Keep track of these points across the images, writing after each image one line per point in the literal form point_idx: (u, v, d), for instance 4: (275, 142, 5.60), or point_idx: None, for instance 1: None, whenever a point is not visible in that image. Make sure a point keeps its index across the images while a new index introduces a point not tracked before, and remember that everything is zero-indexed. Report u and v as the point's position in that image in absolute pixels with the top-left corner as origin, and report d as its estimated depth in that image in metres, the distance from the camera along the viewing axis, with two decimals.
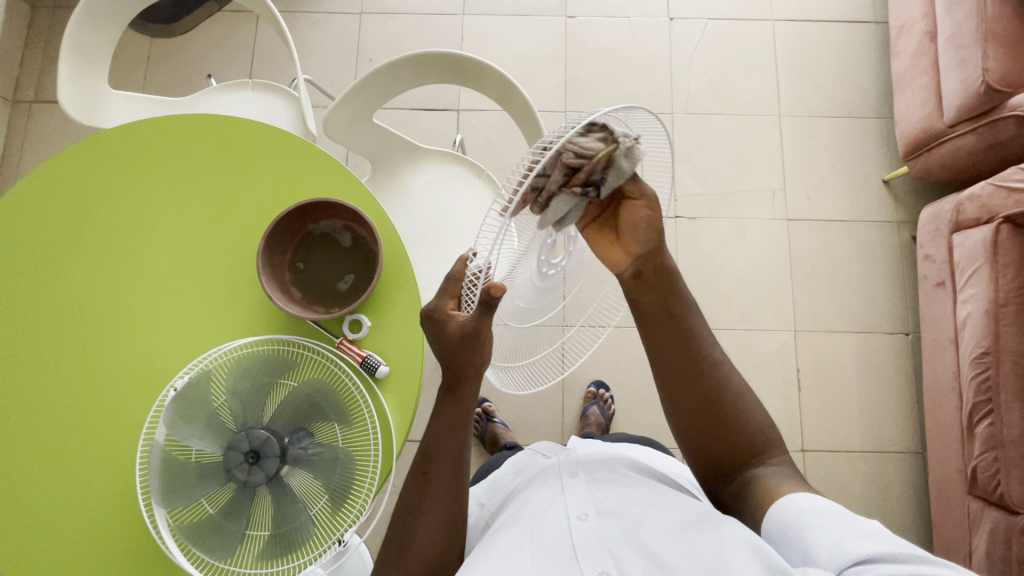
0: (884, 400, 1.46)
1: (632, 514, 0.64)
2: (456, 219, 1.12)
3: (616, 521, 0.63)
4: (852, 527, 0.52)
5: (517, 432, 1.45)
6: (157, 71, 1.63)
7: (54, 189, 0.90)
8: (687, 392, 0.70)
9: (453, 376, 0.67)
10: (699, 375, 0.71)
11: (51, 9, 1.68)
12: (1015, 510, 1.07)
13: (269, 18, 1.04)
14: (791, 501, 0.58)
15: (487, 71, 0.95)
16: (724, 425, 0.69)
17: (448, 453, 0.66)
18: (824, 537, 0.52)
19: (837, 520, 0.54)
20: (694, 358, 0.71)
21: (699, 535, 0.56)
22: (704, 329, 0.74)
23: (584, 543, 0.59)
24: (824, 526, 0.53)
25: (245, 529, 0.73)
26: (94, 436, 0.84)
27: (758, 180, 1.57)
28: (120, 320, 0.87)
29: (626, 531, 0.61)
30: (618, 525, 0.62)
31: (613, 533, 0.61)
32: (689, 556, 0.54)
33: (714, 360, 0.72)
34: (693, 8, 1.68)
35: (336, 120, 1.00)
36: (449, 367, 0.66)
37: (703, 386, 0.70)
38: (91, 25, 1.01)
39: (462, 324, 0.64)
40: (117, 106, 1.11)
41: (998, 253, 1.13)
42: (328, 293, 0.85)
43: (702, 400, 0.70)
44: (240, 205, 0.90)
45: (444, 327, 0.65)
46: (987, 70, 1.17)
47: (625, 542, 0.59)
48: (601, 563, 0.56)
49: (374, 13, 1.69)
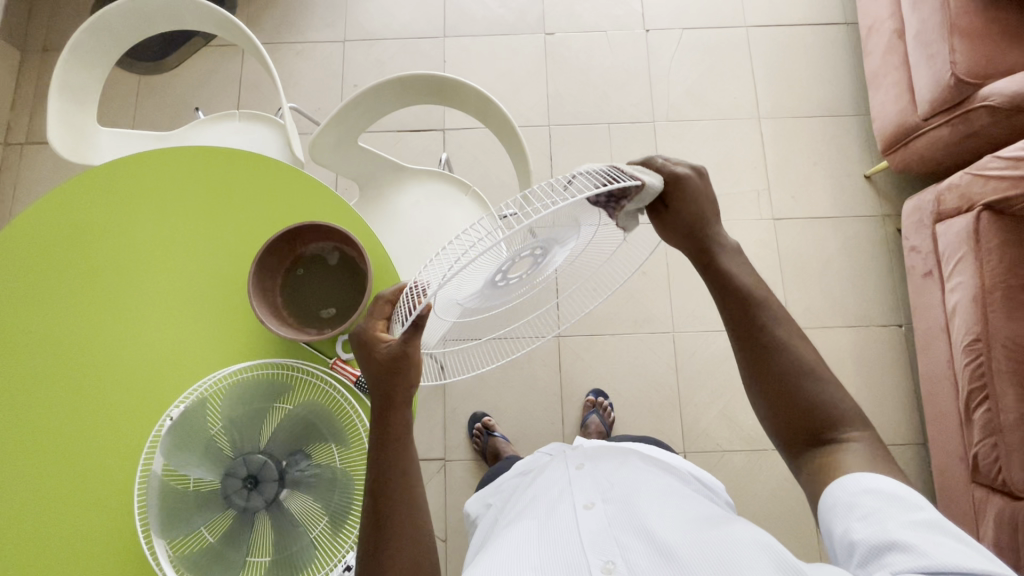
0: (884, 392, 1.46)
1: (637, 503, 0.63)
2: (446, 236, 1.14)
3: (621, 510, 0.62)
4: (904, 514, 0.49)
5: (517, 444, 1.44)
6: (145, 107, 1.66)
7: (50, 224, 0.91)
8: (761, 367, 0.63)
9: (382, 400, 0.66)
10: (766, 357, 0.63)
11: (40, 53, 1.72)
12: (1018, 496, 1.08)
13: (252, 49, 1.06)
14: (848, 479, 0.54)
15: (467, 90, 0.97)
16: (797, 403, 0.61)
17: None
18: (864, 521, 0.51)
19: (894, 506, 0.50)
20: (761, 339, 0.63)
21: (703, 532, 0.57)
22: (778, 309, 0.65)
23: (580, 538, 0.58)
24: (875, 510, 0.51)
25: (245, 555, 0.73)
26: (91, 471, 0.83)
27: (742, 182, 1.60)
28: (116, 350, 0.87)
29: (632, 519, 0.60)
30: (625, 515, 0.61)
31: (620, 522, 0.60)
32: (698, 551, 0.54)
33: (778, 343, 0.62)
34: (668, 18, 1.72)
35: (322, 145, 1.02)
36: (376, 387, 0.65)
37: (770, 365, 0.62)
38: (80, 67, 1.04)
39: (389, 348, 0.62)
40: (106, 143, 1.13)
41: (980, 240, 1.15)
42: (319, 316, 0.86)
43: (774, 379, 0.62)
44: (234, 232, 0.92)
45: (373, 348, 0.64)
46: (955, 63, 1.20)
47: (633, 531, 0.58)
48: (608, 553, 0.56)
49: (357, 40, 1.73)
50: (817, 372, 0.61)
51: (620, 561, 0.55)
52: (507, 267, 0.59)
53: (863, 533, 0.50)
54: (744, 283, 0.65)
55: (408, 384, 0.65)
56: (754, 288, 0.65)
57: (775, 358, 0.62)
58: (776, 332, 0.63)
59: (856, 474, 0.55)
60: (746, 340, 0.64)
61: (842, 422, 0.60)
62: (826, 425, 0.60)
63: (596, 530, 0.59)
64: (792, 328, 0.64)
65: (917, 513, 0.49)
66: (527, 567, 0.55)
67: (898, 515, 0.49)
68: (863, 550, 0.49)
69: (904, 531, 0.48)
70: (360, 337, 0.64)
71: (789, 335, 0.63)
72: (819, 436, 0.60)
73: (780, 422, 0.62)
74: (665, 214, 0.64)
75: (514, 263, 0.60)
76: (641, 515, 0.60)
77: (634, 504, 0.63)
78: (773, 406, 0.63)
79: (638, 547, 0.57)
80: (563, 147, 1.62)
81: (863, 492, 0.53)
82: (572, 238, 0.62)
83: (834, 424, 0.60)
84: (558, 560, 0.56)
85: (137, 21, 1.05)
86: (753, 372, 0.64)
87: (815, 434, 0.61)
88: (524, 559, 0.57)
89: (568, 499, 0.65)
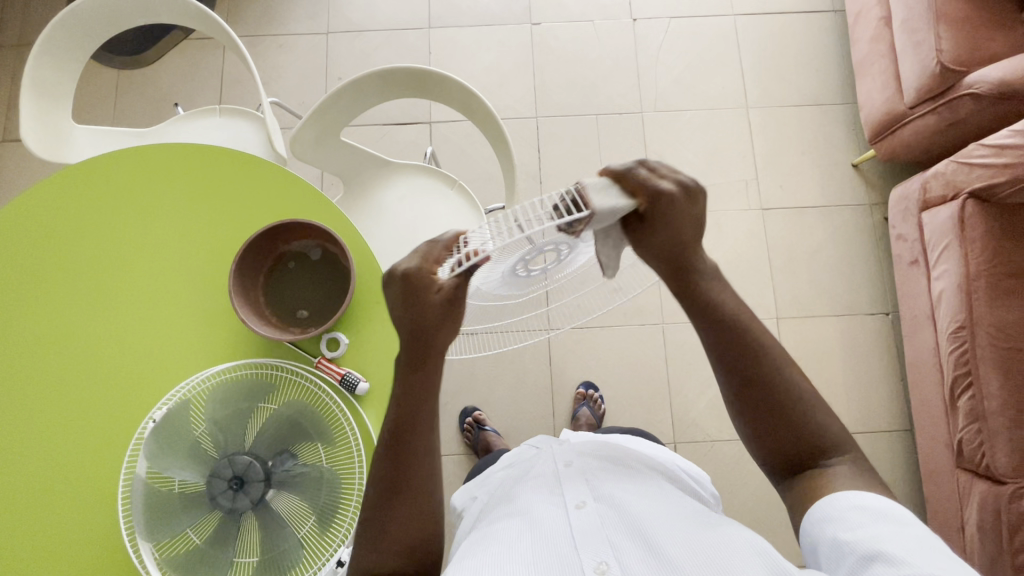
0: (871, 380, 1.47)
1: (628, 500, 0.63)
2: (432, 231, 1.12)
3: (611, 508, 0.62)
4: (895, 529, 0.51)
5: (507, 438, 1.45)
6: (125, 102, 1.63)
7: (31, 223, 0.90)
8: (751, 398, 0.63)
9: (417, 348, 0.63)
10: (751, 386, 0.63)
11: (15, 48, 1.68)
12: (1001, 480, 1.09)
13: (230, 44, 1.04)
14: (836, 495, 0.56)
15: (451, 84, 0.96)
16: (794, 432, 0.62)
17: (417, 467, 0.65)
18: (854, 532, 0.52)
19: (884, 524, 0.52)
20: (750, 366, 0.63)
21: (695, 533, 0.57)
22: (766, 335, 0.65)
23: (571, 537, 0.59)
24: (867, 523, 0.52)
25: (232, 556, 0.72)
26: (74, 476, 0.82)
27: (731, 172, 1.60)
28: (99, 349, 0.86)
29: (623, 517, 0.61)
30: (615, 513, 0.62)
31: (611, 520, 0.61)
32: (693, 552, 0.54)
33: (769, 368, 0.63)
34: (655, 8, 1.70)
35: (303, 141, 1.00)
36: (411, 339, 0.62)
37: (757, 398, 0.63)
38: (53, 62, 1.01)
39: (447, 292, 0.57)
40: (82, 140, 1.11)
41: (965, 228, 1.16)
42: (294, 315, 0.85)
43: (764, 408, 0.62)
44: (217, 232, 0.90)
45: (418, 290, 0.58)
46: (940, 51, 1.20)
47: (625, 531, 0.59)
48: (600, 553, 0.56)
49: (341, 32, 1.70)
50: (805, 402, 0.62)
51: (612, 561, 0.55)
52: (527, 260, 0.59)
53: (854, 543, 0.51)
54: (728, 307, 0.64)
55: (444, 341, 0.62)
56: (738, 314, 0.64)
57: (764, 386, 0.62)
58: (766, 361, 0.63)
59: (832, 493, 0.57)
60: (736, 363, 0.64)
61: (835, 445, 0.62)
62: (816, 449, 0.61)
63: (587, 527, 0.59)
64: (779, 354, 0.64)
65: (910, 530, 0.51)
66: (514, 566, 0.56)
67: (885, 529, 0.51)
68: (851, 560, 0.51)
69: (891, 544, 0.49)
70: (410, 280, 0.58)
71: (775, 365, 0.63)
72: (810, 459, 0.62)
73: (774, 449, 0.63)
74: (643, 231, 0.57)
75: (534, 258, 0.60)
76: (631, 513, 0.61)
77: (626, 502, 0.63)
78: (762, 433, 0.63)
79: (628, 546, 0.57)
80: (551, 139, 1.61)
81: (852, 508, 0.55)
82: (598, 240, 0.61)
83: (825, 447, 0.62)
84: (547, 559, 0.56)
85: (112, 15, 1.02)
86: (741, 397, 0.64)
87: (808, 456, 0.62)
88: (512, 557, 0.57)
89: (558, 498, 0.65)
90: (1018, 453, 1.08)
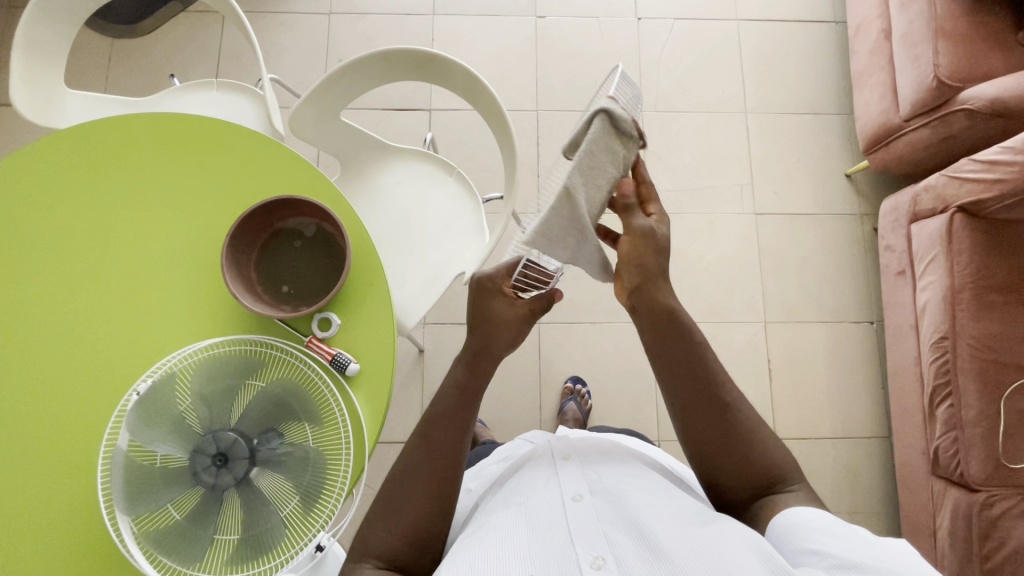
0: (853, 387, 1.50)
1: (624, 494, 0.66)
2: (428, 218, 1.10)
3: (607, 502, 0.65)
4: (852, 536, 0.56)
5: (494, 429, 1.45)
6: (118, 71, 1.60)
7: (22, 185, 0.88)
8: (705, 427, 0.68)
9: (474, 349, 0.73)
10: (716, 412, 0.68)
11: (4, 10, 1.63)
12: (973, 487, 1.12)
13: (232, 15, 1.01)
14: (797, 510, 0.61)
15: (453, 67, 0.93)
16: (741, 465, 0.67)
17: (452, 423, 0.70)
18: (828, 541, 0.56)
19: (843, 533, 0.56)
20: (709, 396, 0.68)
21: (689, 528, 0.59)
22: (722, 372, 0.71)
23: (568, 530, 0.61)
24: (830, 531, 0.57)
25: (213, 533, 0.71)
26: (52, 446, 0.81)
27: (727, 176, 1.61)
28: (83, 319, 0.85)
29: (618, 511, 0.63)
30: (612, 508, 0.64)
31: (608, 514, 0.63)
32: (685, 545, 0.56)
33: (728, 401, 0.69)
34: (659, 8, 1.71)
35: (302, 118, 0.98)
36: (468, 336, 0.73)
37: (718, 424, 0.67)
38: (48, 24, 0.99)
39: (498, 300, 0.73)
40: (74, 105, 1.08)
41: (953, 241, 1.18)
42: (279, 290, 0.83)
43: (715, 437, 0.67)
44: (214, 205, 0.89)
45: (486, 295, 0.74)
46: (938, 66, 1.23)
47: (619, 525, 0.62)
48: (596, 547, 0.58)
49: (343, 13, 1.68)
50: (756, 437, 0.68)
51: (609, 557, 0.57)
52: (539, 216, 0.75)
53: (826, 548, 0.55)
54: (696, 337, 0.71)
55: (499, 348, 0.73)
56: (688, 334, 0.71)
57: (726, 416, 0.68)
58: (727, 399, 0.69)
59: (791, 508, 0.62)
60: (705, 399, 0.68)
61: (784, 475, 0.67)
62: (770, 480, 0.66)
63: (584, 521, 0.62)
64: (738, 394, 0.70)
65: (858, 532, 0.57)
66: (515, 554, 0.58)
67: (843, 535, 0.56)
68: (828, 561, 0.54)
69: (865, 555, 0.53)
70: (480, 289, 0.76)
71: (736, 401, 0.69)
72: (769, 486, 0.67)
73: (738, 485, 0.67)
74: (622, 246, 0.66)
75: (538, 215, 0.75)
76: (626, 507, 0.63)
77: (619, 496, 0.65)
78: (721, 475, 0.68)
79: (625, 542, 0.59)
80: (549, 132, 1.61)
81: (814, 519, 0.59)
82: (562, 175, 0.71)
83: (781, 475, 0.67)
84: (544, 551, 0.59)
85: None
86: (699, 424, 0.68)
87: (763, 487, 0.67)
88: (510, 546, 0.59)
89: (555, 489, 0.68)
90: (991, 462, 1.11)
